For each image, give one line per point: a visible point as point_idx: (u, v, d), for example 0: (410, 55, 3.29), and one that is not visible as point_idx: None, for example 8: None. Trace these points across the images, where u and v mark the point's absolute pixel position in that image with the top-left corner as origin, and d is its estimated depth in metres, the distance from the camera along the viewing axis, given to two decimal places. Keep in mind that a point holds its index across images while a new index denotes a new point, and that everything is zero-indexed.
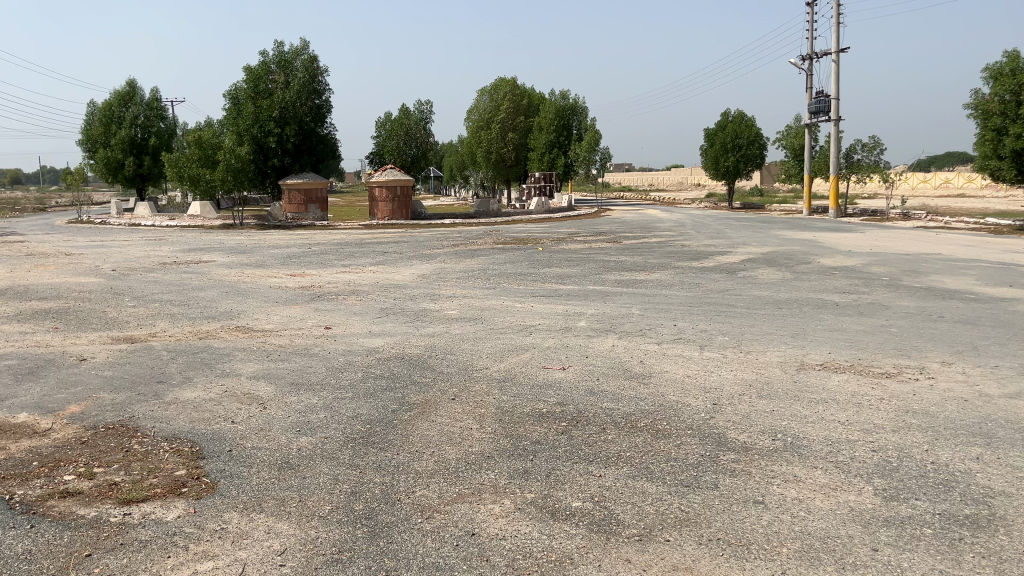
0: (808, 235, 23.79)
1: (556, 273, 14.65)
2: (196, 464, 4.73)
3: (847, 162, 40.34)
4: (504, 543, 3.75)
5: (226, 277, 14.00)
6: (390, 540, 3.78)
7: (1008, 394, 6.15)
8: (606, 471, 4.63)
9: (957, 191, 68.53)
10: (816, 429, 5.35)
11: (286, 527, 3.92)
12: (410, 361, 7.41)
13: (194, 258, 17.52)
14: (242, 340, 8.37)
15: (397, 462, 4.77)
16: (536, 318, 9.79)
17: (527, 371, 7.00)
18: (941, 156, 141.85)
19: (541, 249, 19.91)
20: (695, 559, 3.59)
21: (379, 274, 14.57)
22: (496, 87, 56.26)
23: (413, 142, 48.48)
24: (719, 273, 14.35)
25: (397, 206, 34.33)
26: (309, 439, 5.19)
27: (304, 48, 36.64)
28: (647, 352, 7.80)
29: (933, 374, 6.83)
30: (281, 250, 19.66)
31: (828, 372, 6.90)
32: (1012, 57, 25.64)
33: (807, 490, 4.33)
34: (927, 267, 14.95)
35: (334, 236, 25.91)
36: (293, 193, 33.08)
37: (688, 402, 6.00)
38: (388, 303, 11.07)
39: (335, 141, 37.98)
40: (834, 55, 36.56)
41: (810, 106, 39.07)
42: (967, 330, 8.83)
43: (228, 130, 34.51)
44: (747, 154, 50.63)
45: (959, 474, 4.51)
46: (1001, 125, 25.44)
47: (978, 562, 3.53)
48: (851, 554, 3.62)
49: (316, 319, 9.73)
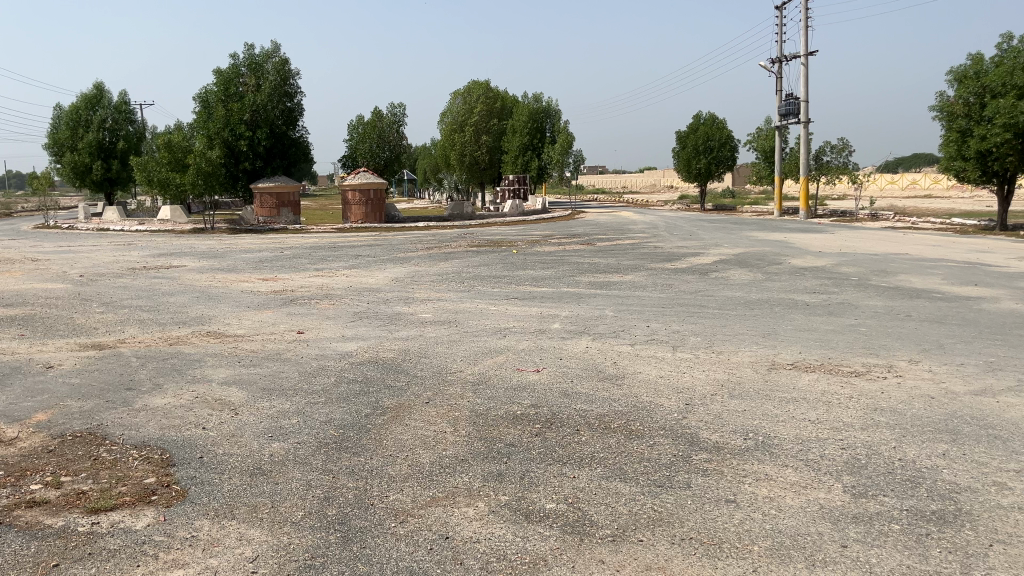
0: (779, 236, 24.09)
1: (531, 275, 14.69)
2: (166, 471, 4.68)
3: (816, 164, 40.81)
4: (477, 546, 3.75)
5: (197, 283, 13.82)
6: (363, 545, 3.77)
7: (974, 391, 6.25)
8: (580, 473, 4.65)
9: (924, 191, 69.82)
10: (787, 428, 5.41)
11: (258, 533, 3.89)
12: (384, 365, 7.37)
13: (164, 263, 17.28)
14: (213, 346, 8.28)
15: (370, 467, 4.75)
16: (510, 321, 9.80)
17: (502, 373, 7.03)
18: (908, 158, 144.67)
19: (516, 252, 19.94)
20: (668, 559, 3.61)
21: (352, 278, 14.49)
22: (469, 90, 56.62)
23: (386, 145, 48.35)
24: (690, 275, 14.45)
25: (371, 210, 34.17)
26: (282, 445, 5.15)
27: (275, 50, 36.46)
28: (620, 352, 7.88)
29: (901, 372, 6.92)
30: (253, 255, 19.47)
31: (799, 372, 6.98)
32: (975, 60, 26.12)
33: (777, 489, 4.38)
34: (894, 266, 15.18)
35: (306, 240, 25.71)
36: (264, 198, 32.83)
37: (661, 403, 6.06)
38: (361, 307, 11.02)
39: (307, 144, 37.69)
40: (802, 58, 37.10)
41: (779, 108, 39.53)
42: (934, 329, 8.95)
43: (198, 134, 34.15)
44: (719, 155, 51.05)
45: (925, 470, 4.59)
46: (966, 127, 25.89)
47: (945, 557, 3.59)
48: (821, 551, 3.67)
49: (288, 323, 9.66)
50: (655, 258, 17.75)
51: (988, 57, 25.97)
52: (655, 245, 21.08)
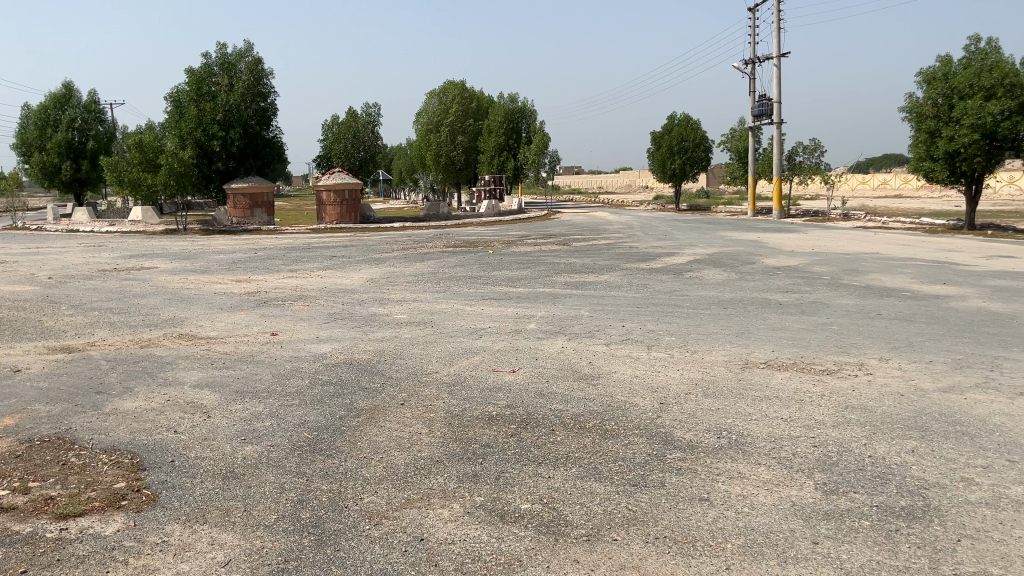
0: (753, 235, 24.34)
1: (507, 276, 14.69)
2: (136, 476, 4.62)
3: (789, 164, 41.19)
4: (452, 548, 3.74)
5: (168, 284, 13.67)
6: (337, 547, 3.74)
7: (942, 388, 6.36)
8: (555, 472, 4.65)
9: (894, 192, 70.79)
10: (760, 427, 5.44)
11: (231, 537, 3.85)
12: (358, 367, 7.33)
13: (135, 264, 17.07)
14: (184, 348, 8.20)
15: (344, 469, 4.73)
16: (486, 321, 9.81)
17: (477, 374, 7.01)
18: (879, 159, 146.79)
19: (492, 252, 19.92)
20: (642, 557, 3.63)
21: (327, 279, 14.39)
22: (445, 91, 57.01)
23: (361, 145, 48.09)
24: (665, 274, 14.53)
25: (346, 210, 33.98)
26: (254, 447, 5.11)
27: (248, 50, 36.18)
28: (596, 352, 7.90)
29: (871, 370, 7.01)
30: (227, 256, 19.31)
31: (772, 370, 7.03)
32: (944, 61, 26.51)
33: (749, 487, 4.41)
34: (865, 265, 15.34)
35: (280, 241, 25.55)
36: (238, 198, 32.52)
37: (635, 403, 6.08)
38: (336, 308, 10.95)
39: (281, 144, 37.39)
40: (775, 60, 37.48)
41: (752, 109, 39.88)
42: (902, 327, 9.06)
43: (169, 134, 33.73)
44: (693, 156, 51.38)
45: (896, 467, 4.65)
46: (934, 127, 26.23)
47: (913, 552, 3.64)
48: (793, 548, 3.70)
49: (261, 325, 9.56)
50: (630, 257, 17.84)
51: (956, 59, 26.39)
52: (630, 245, 21.14)
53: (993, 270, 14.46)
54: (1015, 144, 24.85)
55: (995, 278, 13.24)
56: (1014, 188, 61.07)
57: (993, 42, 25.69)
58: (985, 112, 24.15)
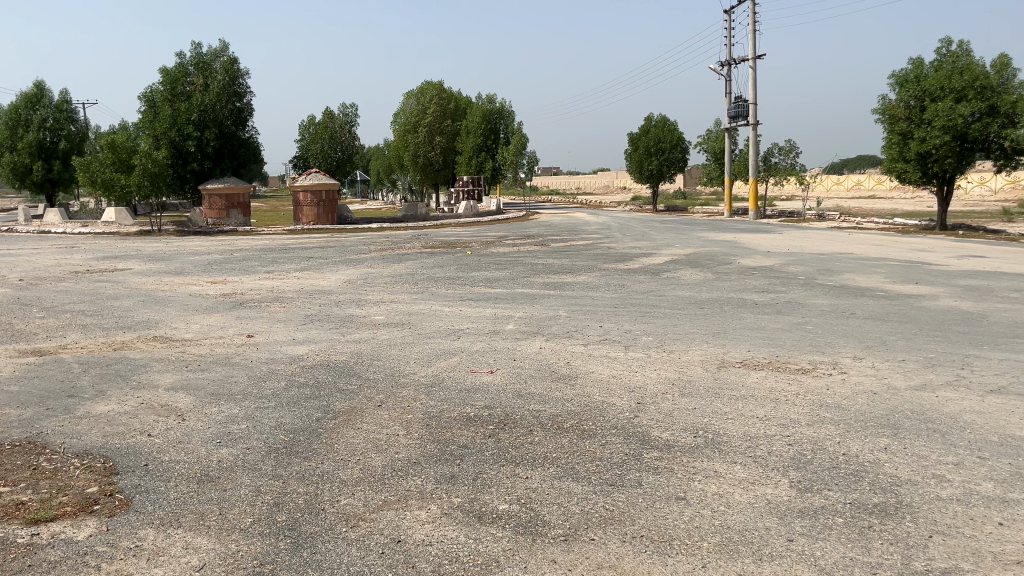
0: (728, 236, 24.54)
1: (484, 276, 14.69)
2: (109, 480, 4.56)
3: (764, 165, 41.51)
4: (430, 549, 3.73)
5: (142, 286, 13.53)
6: (314, 550, 3.72)
7: (914, 386, 6.46)
8: (533, 473, 4.65)
9: (868, 194, 71.60)
10: (736, 426, 5.48)
11: (205, 541, 3.82)
12: (335, 368, 7.31)
13: (108, 266, 16.88)
14: (159, 350, 8.11)
15: (321, 471, 4.70)
16: (464, 322, 9.79)
17: (455, 376, 6.99)
18: (854, 160, 148.84)
19: (469, 252, 19.91)
20: (620, 557, 3.64)
21: (304, 280, 14.31)
22: (423, 91, 57.04)
23: (338, 146, 47.86)
24: (643, 274, 14.61)
25: (323, 210, 33.78)
26: (230, 450, 5.07)
27: (224, 49, 35.93)
28: (573, 352, 7.91)
29: (844, 369, 7.09)
30: (202, 257, 19.13)
31: (746, 370, 7.07)
32: (916, 64, 26.89)
33: (726, 485, 4.45)
34: (840, 266, 15.50)
35: (256, 242, 25.38)
36: (213, 198, 32.21)
37: (613, 402, 6.10)
38: (313, 310, 10.89)
39: (257, 145, 37.13)
40: (751, 61, 37.82)
41: (729, 111, 40.18)
42: (875, 326, 9.17)
43: (143, 134, 33.35)
44: (670, 157, 51.65)
45: (869, 465, 4.71)
46: (907, 129, 26.56)
47: (886, 549, 3.69)
48: (768, 546, 3.73)
49: (237, 327, 9.50)
50: (607, 258, 17.93)
51: (928, 62, 26.78)
52: (607, 246, 21.22)
53: (964, 270, 14.67)
54: (986, 145, 25.21)
55: (966, 277, 13.44)
56: (984, 188, 61.93)
57: (964, 44, 26.12)
58: (956, 113, 24.52)
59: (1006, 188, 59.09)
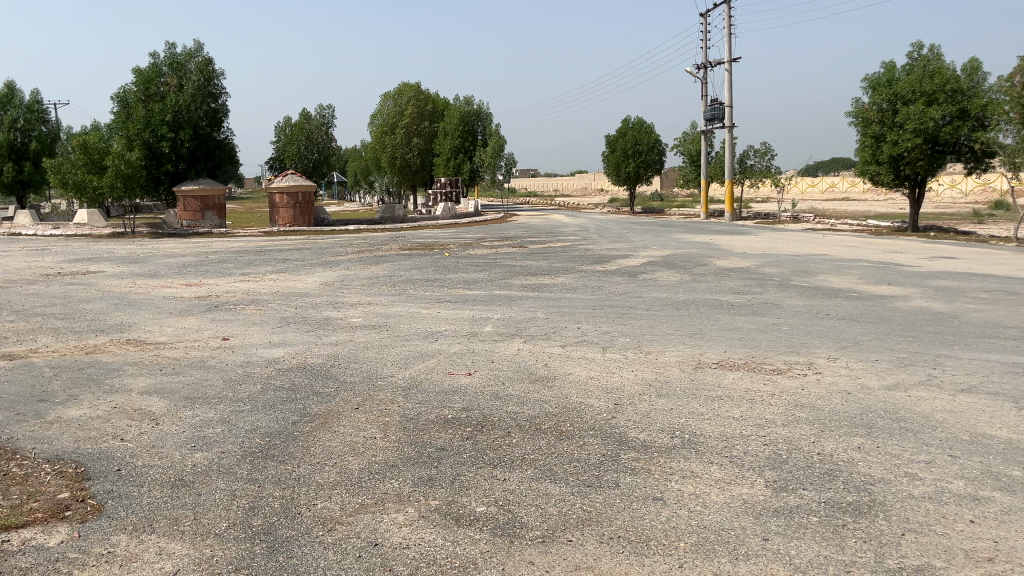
0: (705, 238, 24.67)
1: (463, 278, 14.65)
2: (81, 486, 4.49)
3: (740, 168, 41.87)
4: (407, 552, 3.72)
5: (116, 288, 13.35)
6: (290, 554, 3.70)
7: (887, 386, 6.53)
8: (510, 475, 4.66)
9: (842, 195, 72.48)
10: (712, 426, 5.52)
11: (179, 546, 3.78)
12: (311, 371, 7.26)
13: (81, 268, 16.61)
14: (133, 354, 8.01)
15: (298, 475, 4.66)
16: (443, 324, 9.76)
17: (433, 378, 6.96)
18: (828, 163, 151.10)
19: (447, 254, 19.82)
20: (597, 558, 3.65)
21: (280, 283, 14.19)
22: (400, 93, 57.14)
23: (315, 147, 47.63)
24: (620, 276, 14.69)
25: (299, 212, 33.55)
26: (205, 455, 5.02)
27: (198, 49, 35.60)
28: (551, 354, 7.92)
29: (819, 369, 7.17)
30: (176, 259, 18.92)
31: (723, 370, 7.13)
32: (888, 68, 27.27)
33: (702, 485, 4.47)
34: (815, 267, 15.67)
35: (232, 244, 25.19)
36: (188, 200, 31.90)
37: (591, 403, 6.12)
38: (289, 312, 10.81)
39: (232, 146, 36.83)
40: (726, 64, 38.17)
41: (705, 113, 40.51)
42: (849, 327, 9.28)
43: (116, 135, 32.94)
44: (647, 159, 51.91)
45: (843, 463, 4.76)
46: (879, 132, 26.88)
47: (859, 547, 3.73)
48: (743, 545, 3.76)
49: (212, 330, 9.39)
50: (585, 260, 17.98)
51: (900, 66, 27.18)
52: (585, 248, 21.30)
53: (935, 271, 14.89)
54: (957, 148, 25.60)
55: (937, 278, 13.65)
56: (956, 191, 62.96)
57: (935, 49, 26.55)
58: (927, 117, 24.88)
59: (976, 189, 60.03)
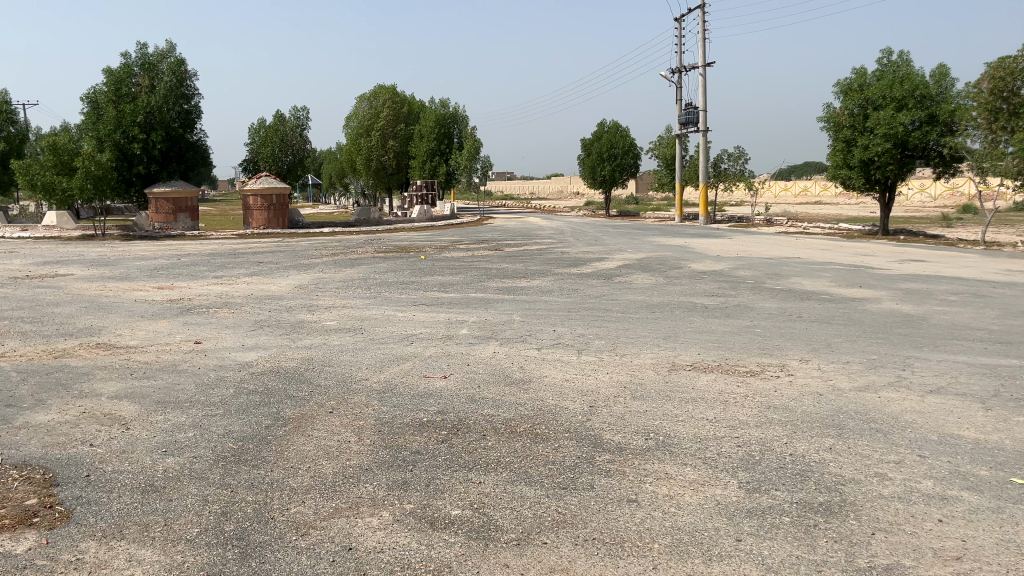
0: (680, 241, 24.86)
1: (438, 281, 14.63)
2: (49, 492, 4.42)
3: (714, 172, 42.20)
4: (381, 557, 3.70)
5: (86, 292, 13.18)
6: (263, 559, 3.67)
7: (858, 387, 6.61)
8: (485, 478, 4.65)
9: (815, 200, 73.40)
10: (686, 428, 5.56)
11: (149, 553, 3.73)
12: (285, 375, 7.19)
13: (50, 272, 16.34)
14: (103, 358, 7.91)
15: (272, 479, 4.63)
16: (418, 327, 9.74)
17: (407, 382, 6.93)
18: (801, 168, 153.14)
19: (423, 257, 19.77)
20: (572, 559, 3.66)
21: (254, 286, 14.08)
22: (376, 95, 57.09)
23: (289, 149, 47.28)
24: (595, 279, 14.75)
25: (274, 214, 33.30)
26: (176, 460, 4.96)
27: (171, 50, 35.24)
28: (527, 357, 7.92)
29: (792, 370, 7.24)
30: (148, 262, 18.68)
31: (697, 373, 7.18)
32: (859, 74, 27.62)
33: (676, 487, 4.50)
34: (787, 270, 15.83)
35: (205, 247, 24.91)
36: (160, 202, 31.55)
37: (566, 406, 6.13)
38: (263, 315, 10.75)
39: (205, 148, 36.49)
40: (701, 69, 38.48)
41: (679, 117, 40.79)
42: (821, 329, 9.40)
43: (86, 137, 32.47)
44: (623, 163, 52.14)
45: (814, 464, 4.81)
46: (850, 137, 27.19)
47: (830, 546, 3.77)
48: (717, 546, 3.79)
49: (185, 334, 9.28)
50: (561, 262, 18.05)
51: (870, 71, 27.56)
52: (561, 250, 21.33)
53: (906, 274, 15.10)
54: (926, 152, 26.04)
55: (907, 281, 13.89)
56: (925, 196, 64.09)
57: (904, 55, 26.99)
58: (897, 122, 25.22)
59: (946, 194, 61.04)
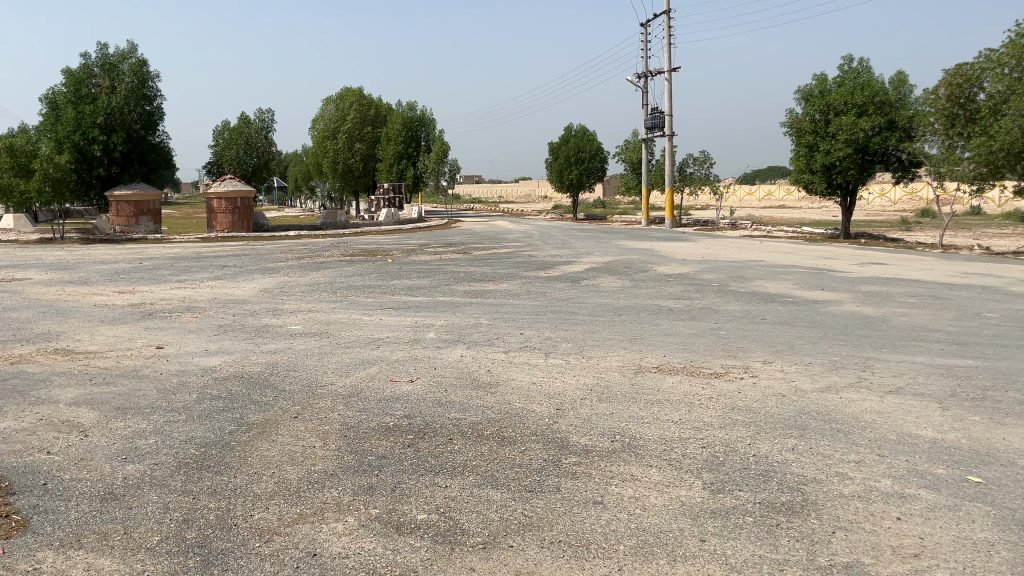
0: (646, 244, 25.04)
1: (405, 285, 14.56)
2: (4, 501, 4.32)
3: (680, 176, 42.60)
4: (346, 562, 3.67)
5: (43, 296, 12.90)
6: (224, 567, 3.62)
7: (820, 388, 6.70)
8: (452, 482, 4.64)
9: (779, 204, 74.48)
10: (651, 429, 5.62)
11: (109, 562, 3.66)
12: (249, 379, 7.12)
13: (5, 276, 15.98)
14: (61, 364, 7.75)
15: (234, 486, 4.57)
16: (385, 331, 9.69)
17: (374, 386, 6.88)
18: (765, 172, 155.38)
19: (390, 260, 19.67)
20: (537, 563, 3.67)
21: (217, 289, 13.91)
22: (343, 96, 56.60)
23: (253, 152, 46.79)
24: (563, 282, 14.81)
25: (238, 218, 32.88)
26: (136, 466, 4.88)
27: (132, 51, 34.70)
28: (494, 360, 7.92)
29: (755, 372, 7.33)
30: (108, 266, 18.32)
31: (662, 375, 7.23)
32: (819, 80, 28.02)
33: (642, 488, 4.53)
34: (751, 273, 16.04)
35: (167, 250, 24.54)
36: (121, 206, 31.02)
37: (533, 409, 6.13)
38: (227, 319, 10.62)
39: (168, 150, 35.99)
40: (666, 74, 38.84)
41: (646, 122, 41.16)
42: (784, 330, 9.54)
43: (45, 138, 31.76)
44: (590, 167, 52.43)
45: (776, 464, 4.88)
46: (812, 142, 27.61)
47: (792, 546, 3.82)
48: (681, 547, 3.82)
49: (146, 339, 9.13)
50: (528, 266, 18.08)
51: (831, 78, 27.99)
52: (529, 254, 21.35)
53: (866, 276, 15.38)
54: (885, 157, 26.62)
55: (867, 283, 14.15)
56: (884, 200, 65.48)
57: (864, 62, 27.50)
58: (857, 128, 25.70)
59: (905, 198, 62.38)
